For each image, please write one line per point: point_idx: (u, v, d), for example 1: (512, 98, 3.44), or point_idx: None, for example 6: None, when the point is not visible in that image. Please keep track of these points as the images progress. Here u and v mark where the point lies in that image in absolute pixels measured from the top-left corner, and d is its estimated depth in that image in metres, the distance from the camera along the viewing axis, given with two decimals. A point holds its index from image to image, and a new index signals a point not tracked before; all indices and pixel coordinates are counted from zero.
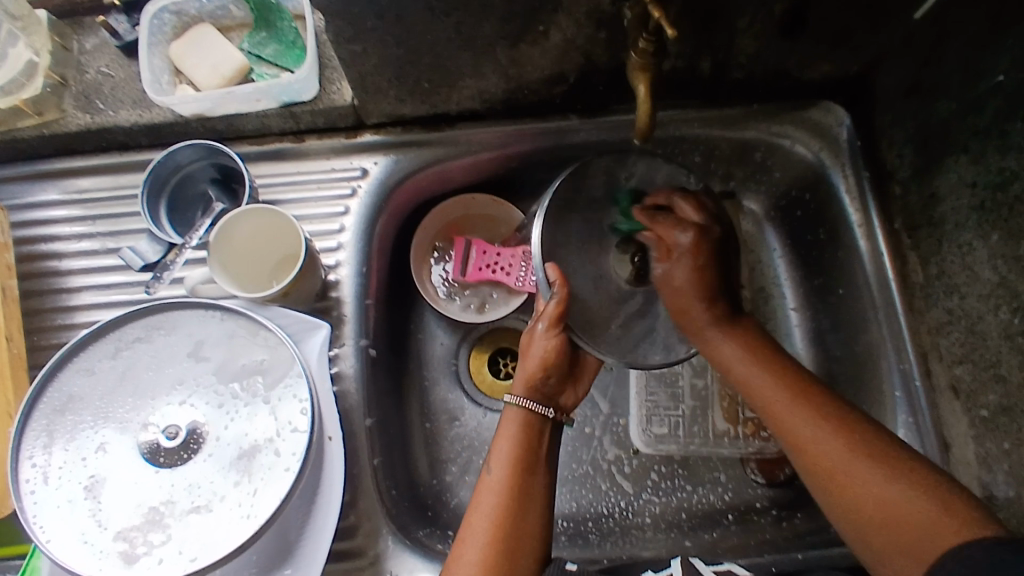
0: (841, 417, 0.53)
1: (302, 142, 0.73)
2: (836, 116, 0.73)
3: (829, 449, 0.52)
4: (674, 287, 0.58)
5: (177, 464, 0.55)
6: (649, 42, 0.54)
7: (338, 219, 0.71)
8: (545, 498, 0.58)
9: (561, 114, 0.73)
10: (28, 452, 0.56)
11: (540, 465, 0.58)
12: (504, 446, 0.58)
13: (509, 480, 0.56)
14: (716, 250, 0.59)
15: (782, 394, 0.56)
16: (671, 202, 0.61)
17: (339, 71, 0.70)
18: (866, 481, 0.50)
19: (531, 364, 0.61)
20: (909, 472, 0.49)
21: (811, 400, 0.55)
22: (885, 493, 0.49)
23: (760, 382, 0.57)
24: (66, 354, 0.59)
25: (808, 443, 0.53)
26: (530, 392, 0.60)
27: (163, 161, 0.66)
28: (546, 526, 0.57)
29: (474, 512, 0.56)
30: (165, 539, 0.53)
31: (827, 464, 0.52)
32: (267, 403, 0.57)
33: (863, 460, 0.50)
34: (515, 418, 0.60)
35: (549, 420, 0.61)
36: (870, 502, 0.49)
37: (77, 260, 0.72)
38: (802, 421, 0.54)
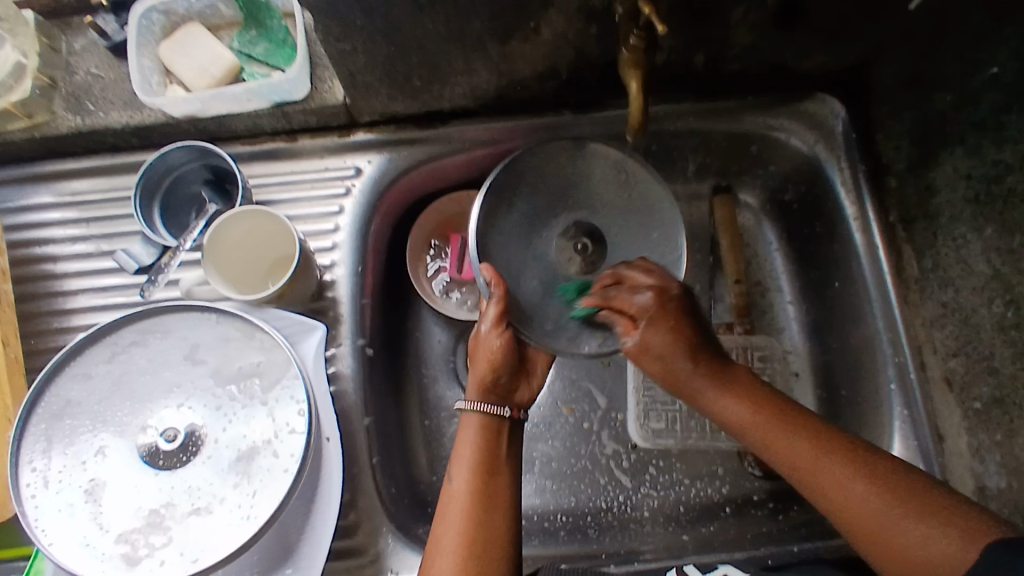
0: (853, 454, 0.52)
1: (295, 142, 0.73)
2: (830, 109, 0.73)
3: (856, 502, 0.50)
4: (651, 357, 0.59)
5: (177, 467, 0.56)
6: (641, 38, 0.54)
7: (332, 219, 0.71)
8: (510, 498, 0.58)
9: (554, 109, 0.72)
10: (28, 456, 0.56)
11: (501, 467, 0.58)
12: (465, 453, 0.58)
13: (468, 487, 0.57)
14: (683, 306, 0.59)
15: (790, 441, 0.54)
16: (619, 274, 0.61)
17: (330, 69, 0.70)
18: (894, 529, 0.48)
19: (479, 366, 0.60)
20: (926, 506, 0.48)
21: (824, 442, 0.53)
22: (913, 540, 0.47)
23: (766, 429, 0.55)
24: (63, 359, 0.59)
25: (835, 497, 0.51)
26: (483, 394, 0.60)
27: (155, 162, 0.66)
28: (516, 529, 0.57)
29: (440, 522, 0.56)
30: (166, 542, 0.54)
31: (857, 518, 0.49)
32: (264, 405, 0.58)
33: (887, 504, 0.48)
34: (472, 423, 0.60)
35: (507, 419, 0.60)
36: (904, 550, 0.47)
37: (72, 263, 0.72)
38: (822, 470, 0.52)
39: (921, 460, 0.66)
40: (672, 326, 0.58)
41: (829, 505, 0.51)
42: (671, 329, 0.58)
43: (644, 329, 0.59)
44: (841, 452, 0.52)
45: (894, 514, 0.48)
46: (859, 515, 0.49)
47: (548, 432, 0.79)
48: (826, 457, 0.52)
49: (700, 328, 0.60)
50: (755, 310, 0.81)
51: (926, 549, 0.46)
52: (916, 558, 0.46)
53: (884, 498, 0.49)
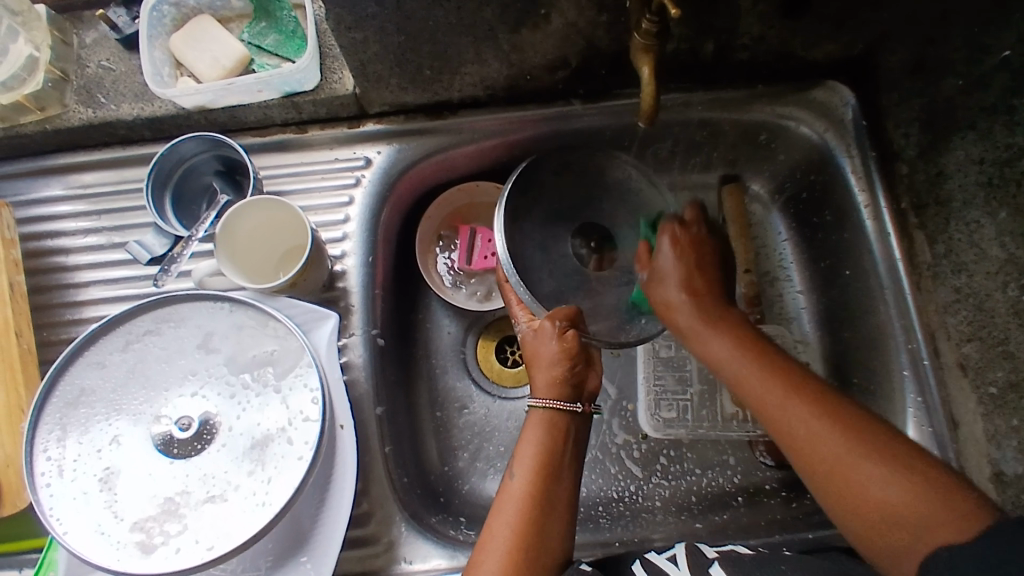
0: (831, 404, 0.53)
1: (305, 133, 0.73)
2: (841, 95, 0.72)
3: (825, 445, 0.51)
4: (659, 284, 0.62)
5: (191, 455, 0.56)
6: (653, 23, 0.54)
7: (343, 209, 0.71)
8: (567, 504, 0.59)
9: (564, 99, 0.72)
10: (43, 445, 0.56)
11: (564, 473, 0.60)
12: (527, 453, 0.60)
13: (530, 487, 0.57)
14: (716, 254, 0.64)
15: (769, 384, 0.55)
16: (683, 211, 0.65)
17: (340, 60, 0.70)
18: (850, 464, 0.49)
19: (552, 365, 0.64)
20: (908, 462, 0.47)
21: (800, 385, 0.55)
22: (877, 486, 0.47)
23: (751, 373, 0.56)
24: (76, 350, 0.59)
25: (804, 441, 0.52)
26: (558, 391, 0.64)
27: (167, 153, 0.66)
28: (568, 540, 0.58)
29: (494, 520, 0.57)
30: (182, 529, 0.54)
31: (825, 461, 0.50)
32: (278, 393, 0.58)
33: (856, 448, 0.49)
34: (538, 422, 0.62)
35: (578, 414, 0.64)
36: (869, 496, 0.48)
37: (84, 255, 0.72)
38: (799, 416, 0.53)
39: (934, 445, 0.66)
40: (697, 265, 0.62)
41: (800, 452, 0.52)
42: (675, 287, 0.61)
43: (664, 273, 0.61)
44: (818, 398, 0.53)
45: (857, 455, 0.49)
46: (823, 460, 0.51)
47: None
48: (813, 403, 0.53)
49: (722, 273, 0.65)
50: (766, 300, 0.81)
51: (891, 495, 0.47)
52: (877, 509, 0.47)
53: (849, 440, 0.50)
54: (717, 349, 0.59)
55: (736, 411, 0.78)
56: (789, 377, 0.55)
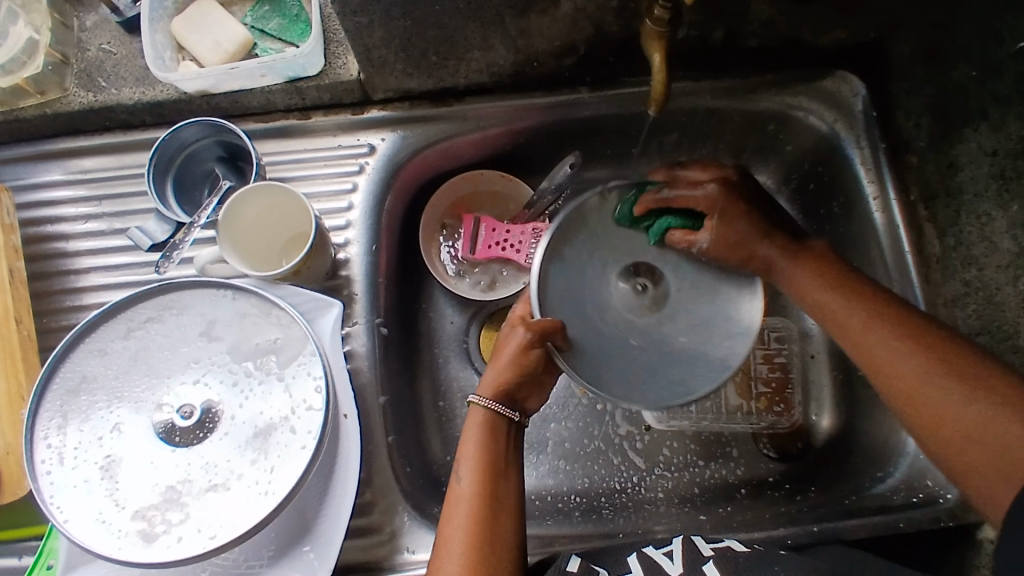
0: (915, 330, 0.52)
1: (308, 119, 0.72)
2: (851, 86, 0.71)
3: (908, 372, 0.50)
4: (729, 243, 0.59)
5: (193, 444, 0.55)
6: (666, 10, 0.53)
7: (346, 196, 0.71)
8: (515, 501, 0.57)
9: (571, 87, 0.71)
10: (43, 432, 0.56)
11: (508, 470, 0.58)
12: (469, 452, 0.58)
13: (478, 488, 0.56)
14: (743, 193, 0.61)
15: (852, 312, 0.55)
16: (674, 175, 0.63)
17: (344, 45, 0.69)
18: (936, 391, 0.49)
19: (504, 372, 0.60)
20: (996, 384, 0.47)
21: (885, 312, 0.54)
22: (968, 414, 0.47)
23: (837, 304, 0.56)
24: (77, 337, 0.58)
25: (889, 369, 0.52)
26: (499, 395, 0.60)
27: (169, 139, 0.65)
28: (521, 537, 0.56)
29: (447, 523, 0.55)
30: (184, 518, 0.53)
31: (910, 387, 0.50)
32: (281, 381, 0.57)
33: (942, 374, 0.49)
34: (480, 422, 0.59)
35: (513, 424, 0.61)
36: (956, 418, 0.47)
37: (84, 241, 0.72)
38: (882, 343, 0.52)
39: None
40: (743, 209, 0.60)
41: (885, 378, 0.52)
42: (732, 252, 0.60)
43: (715, 226, 0.60)
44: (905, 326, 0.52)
45: (945, 383, 0.48)
46: (907, 386, 0.50)
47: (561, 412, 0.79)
48: (900, 331, 0.52)
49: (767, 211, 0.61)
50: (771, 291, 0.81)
51: (978, 417, 0.46)
52: (966, 433, 0.47)
53: (935, 367, 0.49)
54: (802, 280, 0.58)
55: (741, 403, 0.79)
56: (870, 304, 0.55)
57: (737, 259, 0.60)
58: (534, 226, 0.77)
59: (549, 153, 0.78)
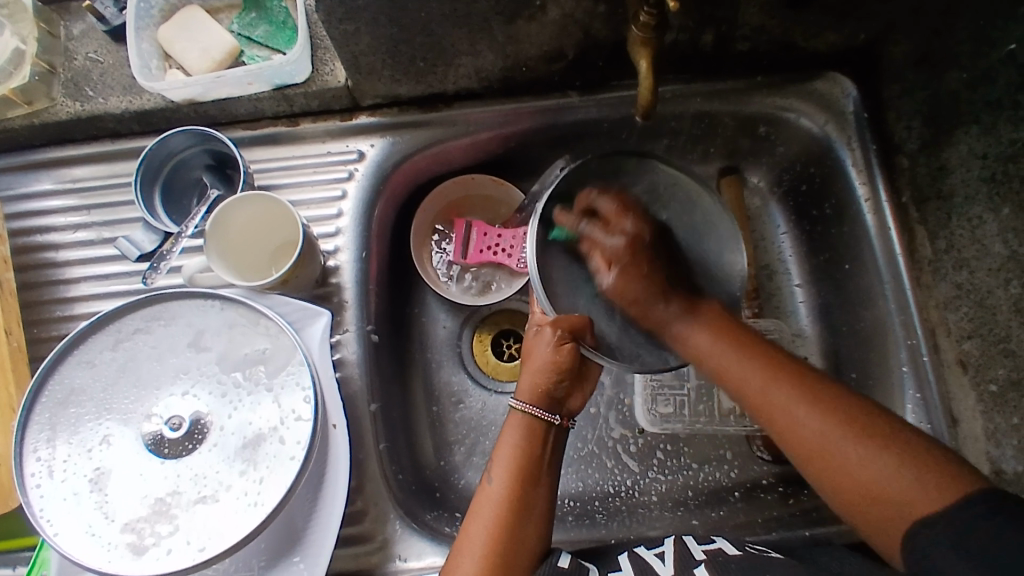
0: (814, 387, 0.53)
1: (297, 126, 0.72)
2: (842, 87, 0.71)
3: (809, 425, 0.51)
4: (627, 298, 0.56)
5: (182, 455, 0.55)
6: (652, 16, 0.52)
7: (336, 203, 0.71)
8: (546, 506, 0.59)
9: (561, 91, 0.71)
10: (33, 446, 0.56)
11: (542, 478, 0.60)
12: (505, 455, 0.60)
13: (508, 490, 0.58)
14: (651, 254, 0.57)
15: (746, 366, 0.55)
16: (593, 202, 0.57)
17: (332, 51, 0.69)
18: (839, 446, 0.50)
19: (540, 372, 0.62)
20: (887, 433, 0.49)
21: (785, 369, 0.54)
22: (868, 467, 0.48)
23: (729, 362, 0.55)
24: (65, 349, 0.58)
25: (792, 428, 0.52)
26: (540, 398, 0.62)
27: (156, 147, 0.65)
28: (545, 541, 0.58)
29: (472, 520, 0.58)
30: (173, 530, 0.53)
31: (817, 447, 0.51)
32: (270, 391, 0.57)
33: (843, 433, 0.50)
34: (517, 426, 0.61)
35: (554, 427, 0.62)
36: (855, 478, 0.49)
37: (74, 251, 0.71)
38: (782, 400, 0.53)
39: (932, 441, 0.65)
40: (641, 267, 0.56)
41: (788, 437, 0.52)
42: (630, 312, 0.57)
43: (620, 271, 0.56)
44: (801, 382, 0.53)
45: (848, 440, 0.50)
46: (809, 444, 0.51)
47: None
48: (795, 386, 0.53)
49: (676, 263, 0.58)
50: (764, 293, 0.80)
51: (875, 477, 0.48)
52: (867, 484, 0.48)
53: (835, 423, 0.50)
54: (697, 344, 0.56)
55: (733, 406, 0.78)
56: (765, 361, 0.54)
57: (627, 308, 0.57)
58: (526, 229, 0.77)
59: (539, 157, 0.78)
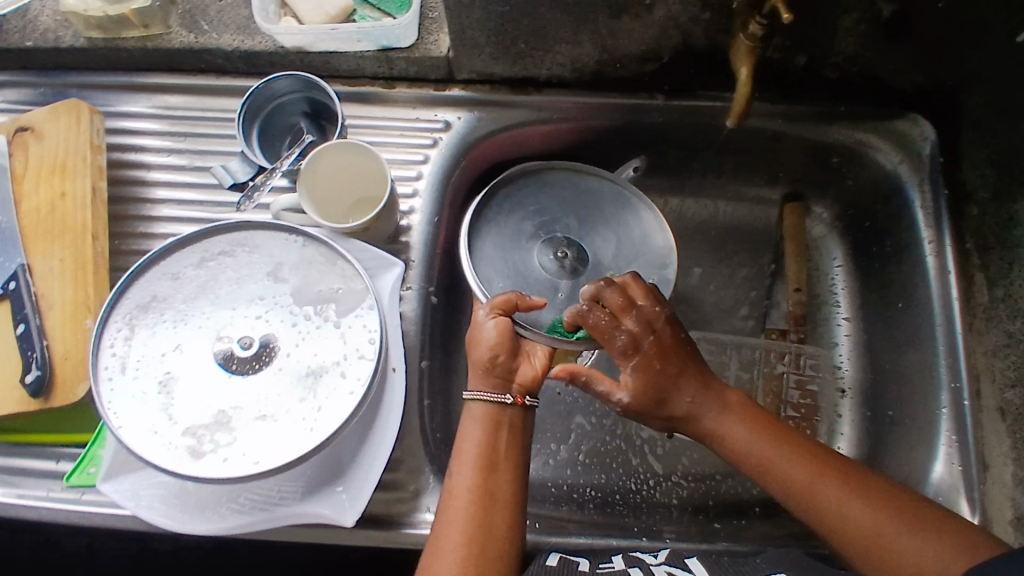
0: (843, 471, 0.56)
1: (391, 88, 0.75)
2: (921, 130, 0.72)
3: (850, 510, 0.54)
4: (648, 395, 0.60)
5: (248, 373, 0.58)
6: (760, 26, 0.55)
7: (416, 167, 0.73)
8: (514, 497, 0.58)
9: (647, 92, 0.74)
10: (109, 341, 0.58)
11: (505, 464, 0.59)
12: (467, 448, 0.59)
13: (471, 484, 0.57)
14: (683, 347, 0.62)
15: (787, 458, 0.57)
16: (598, 292, 0.63)
17: (438, 23, 0.72)
18: (876, 525, 0.53)
19: (478, 351, 0.62)
20: (915, 511, 0.53)
21: (814, 456, 0.57)
22: (912, 549, 0.51)
23: (768, 458, 0.58)
24: (152, 258, 0.61)
25: (837, 518, 0.54)
26: (482, 377, 0.61)
27: (262, 88, 0.68)
28: (518, 531, 0.57)
29: (442, 519, 0.57)
30: (232, 441, 0.56)
31: (864, 532, 0.53)
32: (338, 328, 0.60)
33: (880, 511, 0.53)
34: (474, 415, 0.61)
35: (509, 407, 0.61)
36: (902, 560, 0.51)
37: (162, 172, 0.74)
38: (828, 492, 0.55)
39: (962, 486, 0.65)
40: (657, 364, 0.61)
41: (831, 527, 0.54)
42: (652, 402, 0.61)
43: (632, 382, 0.60)
44: (826, 466, 0.56)
45: (887, 520, 0.52)
46: (869, 536, 0.52)
47: (586, 409, 0.82)
48: (820, 468, 0.56)
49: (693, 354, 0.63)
50: (811, 320, 0.82)
51: (920, 556, 0.50)
52: (915, 562, 0.50)
53: (877, 507, 0.53)
54: (736, 436, 0.59)
55: None
56: (799, 451, 0.58)
57: (654, 413, 0.61)
58: None
59: (614, 156, 0.80)
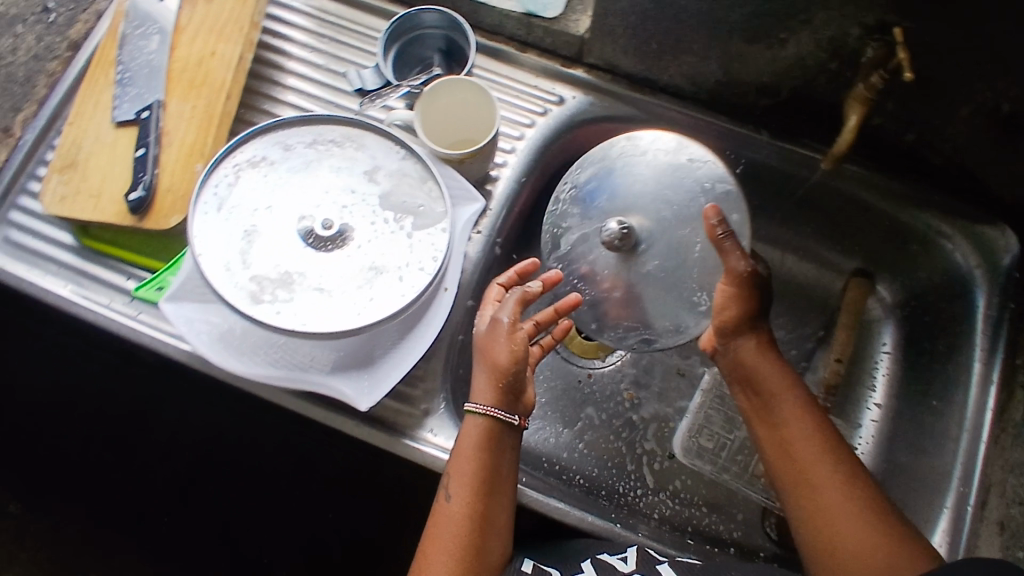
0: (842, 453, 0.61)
1: (522, 52, 0.80)
2: (1006, 242, 0.72)
3: (833, 483, 0.59)
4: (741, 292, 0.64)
5: (321, 250, 0.63)
6: (880, 80, 0.62)
7: (521, 128, 0.77)
8: (505, 520, 0.63)
9: (755, 126, 0.77)
10: (214, 182, 0.64)
11: (502, 490, 0.62)
12: (463, 471, 0.61)
13: (466, 508, 0.61)
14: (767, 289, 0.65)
15: (799, 419, 0.62)
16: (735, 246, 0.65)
17: (584, 6, 0.77)
18: (845, 504, 0.58)
19: (499, 365, 0.63)
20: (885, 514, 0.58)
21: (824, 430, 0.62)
22: (864, 536, 0.56)
23: (787, 411, 0.63)
24: (273, 126, 0.67)
25: (817, 484, 0.59)
26: (497, 396, 0.63)
27: (412, 15, 0.74)
28: (504, 548, 0.63)
29: (435, 536, 0.60)
30: (288, 300, 0.61)
31: (831, 506, 0.58)
32: (408, 238, 0.65)
33: (856, 497, 0.58)
34: (470, 439, 0.62)
35: (512, 428, 0.63)
36: (850, 539, 0.57)
37: (297, 64, 0.80)
38: (818, 462, 0.60)
39: None
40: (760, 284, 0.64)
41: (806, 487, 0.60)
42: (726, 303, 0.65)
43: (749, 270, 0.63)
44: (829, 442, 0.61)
45: (859, 506, 0.58)
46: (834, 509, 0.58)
47: (602, 405, 0.85)
48: (825, 441, 0.61)
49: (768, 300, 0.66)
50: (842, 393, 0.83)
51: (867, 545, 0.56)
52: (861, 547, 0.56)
53: (855, 493, 0.58)
54: (767, 379, 0.65)
55: None
56: (811, 420, 0.63)
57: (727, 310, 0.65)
58: None
59: None
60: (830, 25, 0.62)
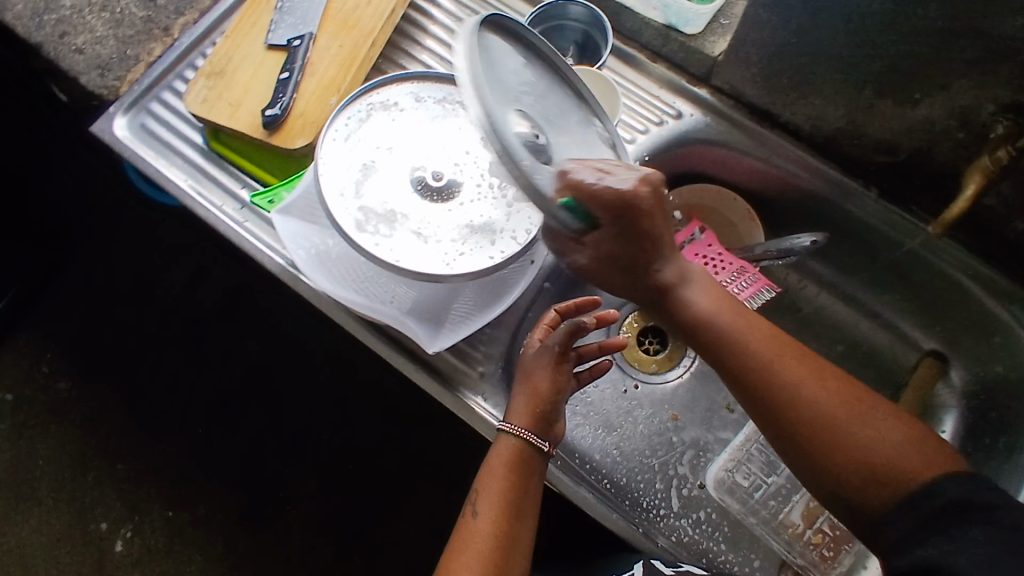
0: (799, 351, 0.57)
1: (652, 62, 0.82)
2: None
3: (809, 389, 0.54)
4: (599, 265, 0.57)
5: (427, 198, 0.67)
6: (1007, 155, 0.63)
7: (635, 132, 0.79)
8: (528, 540, 0.63)
9: (864, 183, 0.77)
10: (347, 115, 0.69)
11: (526, 511, 0.63)
12: (494, 489, 0.63)
13: (493, 525, 0.61)
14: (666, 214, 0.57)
15: (749, 334, 0.57)
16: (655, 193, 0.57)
17: (725, 28, 0.78)
18: (830, 406, 0.53)
19: (537, 397, 0.65)
20: (873, 403, 0.54)
21: (774, 338, 0.57)
22: (860, 433, 0.52)
23: (734, 334, 0.57)
24: (410, 78, 0.71)
25: (795, 395, 0.54)
26: (532, 421, 0.64)
27: (559, 3, 0.78)
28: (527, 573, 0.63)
29: (460, 552, 0.61)
30: (388, 235, 0.65)
31: (819, 413, 0.53)
32: (508, 206, 0.67)
33: (836, 396, 0.54)
34: (502, 457, 0.64)
35: (541, 453, 0.65)
36: (852, 444, 0.52)
37: (438, 28, 0.85)
38: (786, 370, 0.55)
39: None
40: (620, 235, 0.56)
41: (786, 403, 0.54)
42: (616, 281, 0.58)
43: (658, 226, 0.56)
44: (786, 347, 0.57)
45: (843, 403, 0.54)
46: (821, 414, 0.53)
47: (646, 417, 0.86)
48: (778, 350, 0.56)
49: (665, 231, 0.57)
50: None
51: (872, 440, 0.52)
52: (867, 448, 0.52)
53: (834, 392, 0.54)
54: (699, 307, 0.58)
55: (796, 524, 0.81)
56: (758, 327, 0.58)
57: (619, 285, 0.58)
58: (742, 264, 0.79)
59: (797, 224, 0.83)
60: (967, 94, 0.62)
